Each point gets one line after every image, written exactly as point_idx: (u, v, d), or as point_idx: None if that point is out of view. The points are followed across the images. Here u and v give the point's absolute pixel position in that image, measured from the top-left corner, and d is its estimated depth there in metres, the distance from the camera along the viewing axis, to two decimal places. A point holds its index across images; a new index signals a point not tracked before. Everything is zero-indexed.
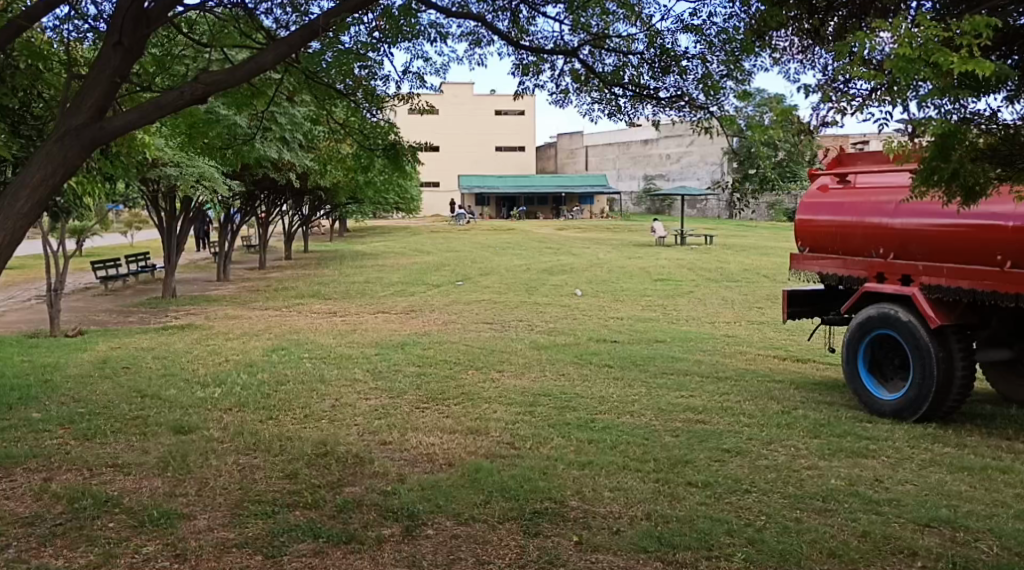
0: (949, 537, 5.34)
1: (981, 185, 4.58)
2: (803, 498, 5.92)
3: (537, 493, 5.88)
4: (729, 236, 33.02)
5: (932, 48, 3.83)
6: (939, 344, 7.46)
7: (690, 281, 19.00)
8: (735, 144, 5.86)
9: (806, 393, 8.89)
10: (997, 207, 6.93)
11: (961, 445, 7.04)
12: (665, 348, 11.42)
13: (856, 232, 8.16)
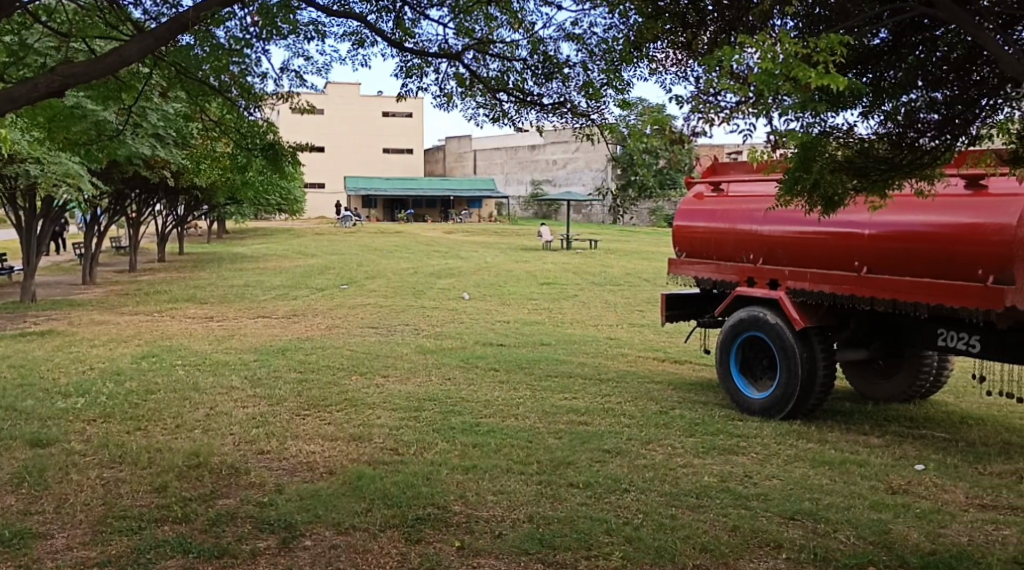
0: (811, 529, 5.61)
1: (839, 196, 4.86)
2: (678, 496, 6.13)
3: (420, 499, 5.91)
4: (614, 241, 33.74)
5: (793, 63, 3.99)
6: (803, 345, 7.83)
7: (575, 285, 19.32)
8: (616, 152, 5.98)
9: (682, 393, 9.19)
10: (855, 216, 7.34)
11: (823, 441, 7.41)
12: (550, 351, 11.58)
13: (728, 238, 8.48)
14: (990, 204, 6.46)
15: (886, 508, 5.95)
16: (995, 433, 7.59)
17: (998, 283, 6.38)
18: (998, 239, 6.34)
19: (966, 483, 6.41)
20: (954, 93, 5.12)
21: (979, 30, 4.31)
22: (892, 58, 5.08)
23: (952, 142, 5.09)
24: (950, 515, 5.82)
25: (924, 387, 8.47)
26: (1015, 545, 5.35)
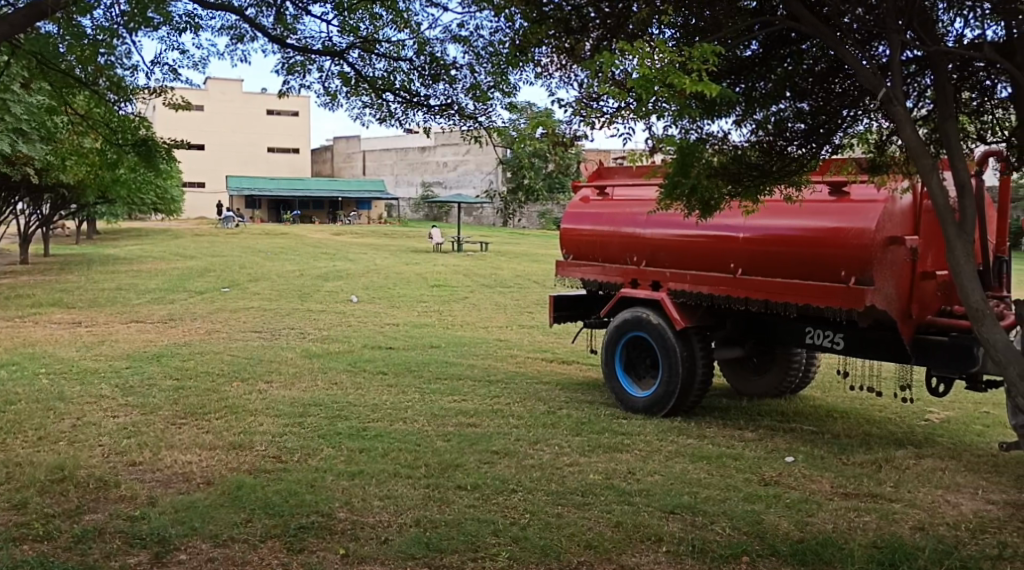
0: (689, 522, 5.76)
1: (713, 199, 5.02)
2: (564, 494, 6.21)
3: (303, 507, 5.82)
4: (504, 243, 33.93)
5: (669, 71, 4.06)
6: (683, 344, 8.07)
7: (465, 287, 19.34)
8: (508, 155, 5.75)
9: (569, 393, 9.31)
10: (729, 220, 7.59)
11: (701, 436, 7.63)
12: (439, 353, 11.56)
13: (612, 241, 8.64)
14: (853, 209, 6.77)
15: (759, 499, 6.17)
16: (858, 425, 7.97)
17: (861, 284, 6.70)
18: (861, 242, 6.65)
19: (832, 473, 6.71)
20: (818, 103, 5.30)
21: (839, 43, 4.43)
22: (763, 69, 5.23)
23: (818, 151, 5.36)
24: (817, 504, 6.08)
25: (793, 383, 8.87)
26: (875, 530, 5.62)
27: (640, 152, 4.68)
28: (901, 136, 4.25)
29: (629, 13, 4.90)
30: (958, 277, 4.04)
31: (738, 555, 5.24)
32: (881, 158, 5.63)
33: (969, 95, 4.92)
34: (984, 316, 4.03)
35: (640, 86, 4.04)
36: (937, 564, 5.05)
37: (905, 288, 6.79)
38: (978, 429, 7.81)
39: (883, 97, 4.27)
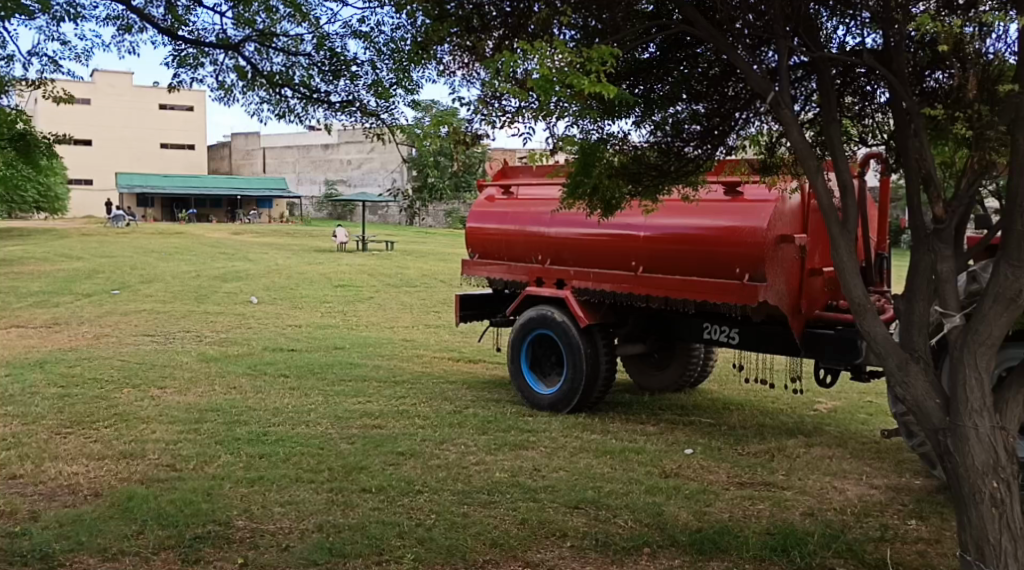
0: (593, 516, 5.83)
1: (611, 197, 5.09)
2: (470, 494, 6.21)
3: (199, 517, 5.67)
4: (409, 243, 33.74)
5: (568, 72, 3.78)
6: (587, 341, 8.16)
7: (369, 287, 19.14)
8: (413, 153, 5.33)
9: (475, 392, 9.32)
10: (631, 219, 7.70)
11: (605, 431, 7.74)
12: (343, 354, 11.43)
13: (518, 240, 8.67)
14: (747, 209, 6.96)
15: (659, 491, 6.29)
16: (753, 416, 8.20)
17: (754, 281, 6.90)
18: (754, 240, 6.85)
19: (728, 463, 6.89)
20: (713, 106, 5.39)
21: (730, 47, 4.54)
22: (661, 73, 5.29)
23: (713, 151, 5.49)
24: (715, 494, 6.24)
25: (694, 375, 9.03)
26: (768, 517, 5.79)
27: (541, 151, 4.64)
28: (789, 139, 4.38)
29: (530, 13, 4.66)
30: (841, 273, 4.13)
31: (639, 547, 5.31)
32: (772, 158, 5.79)
33: (852, 100, 5.15)
34: (866, 310, 4.07)
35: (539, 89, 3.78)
36: (825, 547, 5.23)
37: (795, 285, 7.02)
38: (863, 417, 8.13)
39: (772, 101, 4.39)
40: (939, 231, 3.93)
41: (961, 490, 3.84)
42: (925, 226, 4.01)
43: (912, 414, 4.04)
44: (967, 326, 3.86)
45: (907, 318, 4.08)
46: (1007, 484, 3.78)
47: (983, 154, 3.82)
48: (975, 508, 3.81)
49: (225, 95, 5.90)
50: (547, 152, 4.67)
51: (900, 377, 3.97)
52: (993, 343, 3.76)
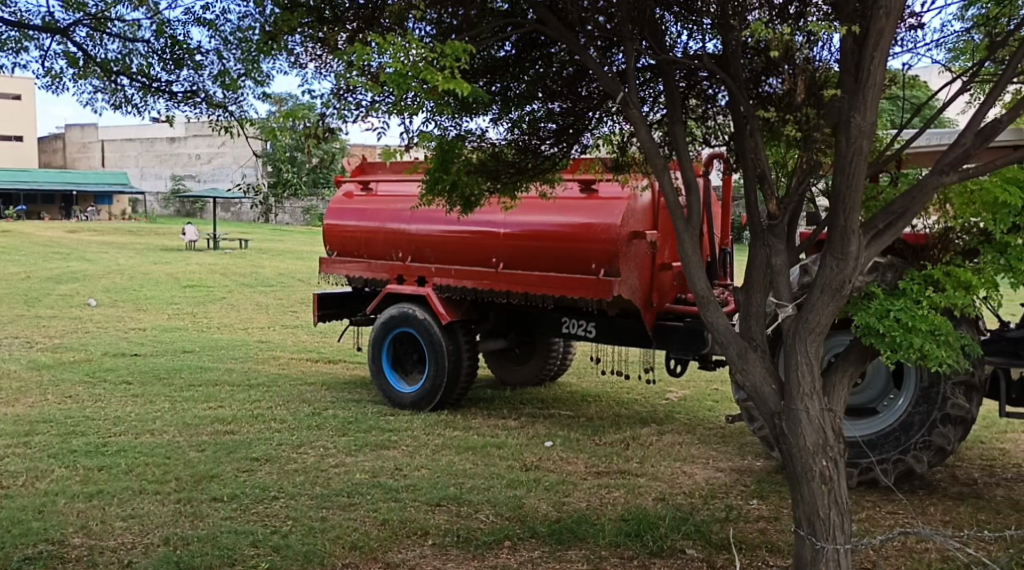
0: (454, 513, 5.89)
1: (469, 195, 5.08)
2: (328, 497, 6.15)
3: (31, 537, 5.41)
4: (264, 241, 32.94)
5: (421, 66, 3.79)
6: (449, 338, 8.23)
7: (221, 287, 18.60)
8: (264, 147, 5.30)
9: (335, 393, 9.22)
10: (490, 215, 7.77)
11: (467, 427, 7.81)
12: (192, 358, 11.09)
13: (378, 237, 8.62)
14: (601, 206, 7.16)
15: (520, 484, 6.41)
16: (609, 407, 8.45)
17: (609, 275, 7.11)
18: (609, 236, 7.06)
19: (586, 454, 7.08)
20: (567, 106, 5.48)
21: (581, 48, 4.67)
22: (516, 71, 5.30)
23: (568, 150, 5.67)
24: (572, 484, 6.41)
25: (554, 369, 9.26)
26: (622, 504, 6.00)
27: (397, 147, 4.62)
28: (638, 138, 4.54)
29: (382, 6, 4.67)
30: (686, 267, 4.34)
31: (500, 540, 5.40)
32: (623, 158, 5.96)
33: (696, 103, 5.39)
34: (709, 302, 4.30)
35: (391, 84, 3.76)
36: (675, 530, 5.46)
37: (646, 279, 7.27)
38: (711, 404, 8.53)
39: (622, 101, 4.53)
40: (773, 227, 4.19)
41: (794, 469, 4.09)
42: (759, 222, 4.27)
43: (751, 400, 4.29)
44: (798, 314, 4.14)
45: (745, 310, 4.33)
46: (835, 462, 4.05)
47: (811, 155, 4.16)
48: (806, 486, 4.06)
49: (51, 83, 5.62)
50: (402, 149, 4.65)
51: (740, 365, 4.21)
52: (820, 331, 4.04)
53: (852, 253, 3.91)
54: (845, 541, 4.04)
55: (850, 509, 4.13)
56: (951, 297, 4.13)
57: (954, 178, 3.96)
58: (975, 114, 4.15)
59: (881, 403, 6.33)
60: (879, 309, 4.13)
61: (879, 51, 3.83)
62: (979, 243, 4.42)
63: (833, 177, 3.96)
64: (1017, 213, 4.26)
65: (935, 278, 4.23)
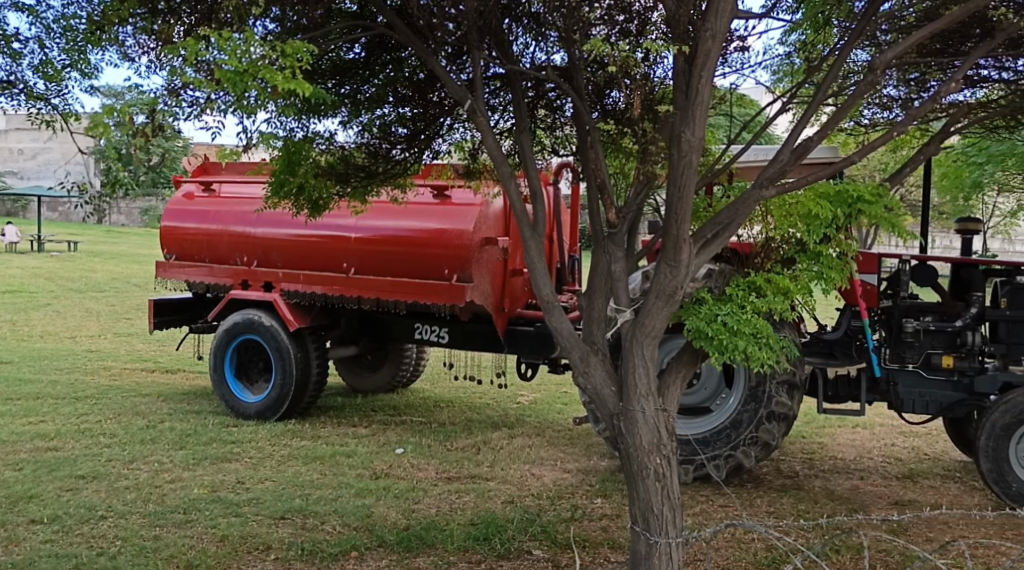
0: (299, 525, 5.82)
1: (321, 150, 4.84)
2: (162, 514, 5.96)
3: None
4: (99, 243, 31.41)
5: (259, 65, 3.75)
6: (297, 345, 8.12)
7: (48, 293, 17.64)
8: (87, 146, 5.08)
9: (173, 404, 8.91)
10: (340, 219, 7.69)
11: (315, 437, 7.72)
12: (12, 370, 10.47)
13: (221, 240, 8.35)
14: (454, 212, 7.24)
15: (369, 493, 6.39)
16: (461, 412, 8.53)
17: (461, 281, 7.19)
18: (461, 242, 7.14)
19: (436, 460, 7.14)
20: (418, 110, 5.52)
21: (429, 54, 4.68)
22: (367, 73, 5.37)
23: (420, 155, 5.69)
24: (422, 491, 6.44)
25: (406, 375, 9.26)
26: (472, 509, 6.08)
27: (234, 148, 4.53)
28: (485, 144, 4.60)
29: None
30: (531, 271, 4.46)
31: (346, 551, 5.37)
32: (475, 164, 6.06)
33: (545, 113, 5.55)
34: (553, 307, 4.42)
35: (226, 81, 3.70)
36: (522, 531, 5.59)
37: (498, 284, 7.38)
38: (560, 407, 8.74)
39: (468, 108, 4.59)
40: (612, 235, 4.45)
41: (631, 468, 4.27)
42: (600, 229, 4.49)
43: (592, 402, 4.44)
44: (635, 319, 4.32)
45: (587, 314, 4.48)
46: (668, 460, 4.25)
47: (646, 167, 4.41)
48: (641, 484, 4.24)
49: None
50: (239, 149, 4.54)
51: (582, 368, 4.36)
52: (655, 335, 4.23)
53: (684, 261, 4.12)
54: (676, 535, 4.23)
55: (681, 505, 4.34)
56: (771, 302, 4.52)
57: (773, 191, 4.24)
58: (793, 134, 4.50)
59: (715, 401, 6.67)
60: (708, 313, 4.51)
61: (706, 72, 4.05)
62: (795, 252, 4.82)
63: (666, 188, 4.16)
64: (829, 226, 4.68)
65: (757, 284, 4.61)
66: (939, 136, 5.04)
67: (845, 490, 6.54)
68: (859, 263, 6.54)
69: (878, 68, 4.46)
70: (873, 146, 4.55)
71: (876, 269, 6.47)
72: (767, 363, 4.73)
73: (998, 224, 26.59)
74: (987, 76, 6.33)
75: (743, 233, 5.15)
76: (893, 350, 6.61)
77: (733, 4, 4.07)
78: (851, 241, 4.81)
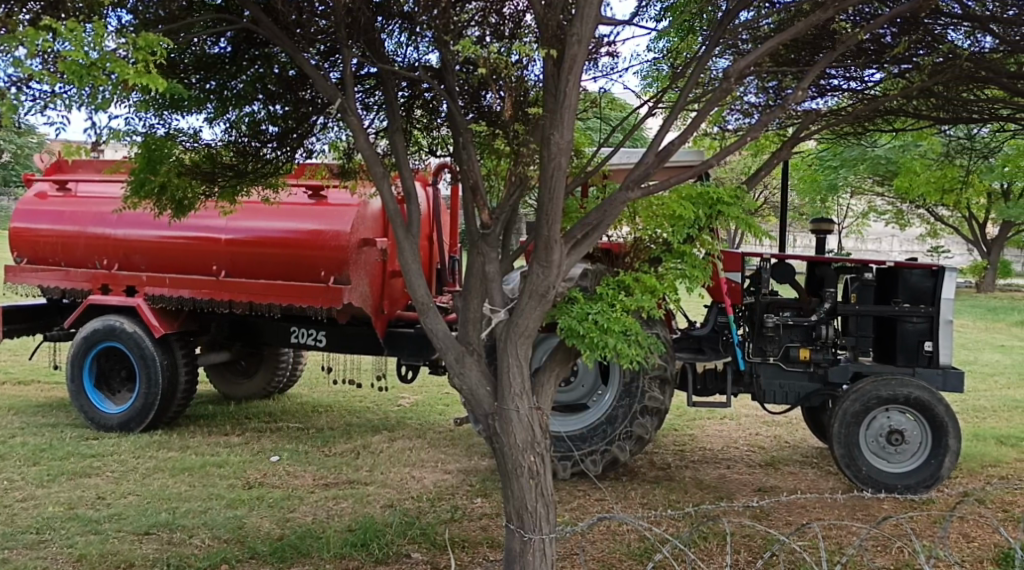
0: (165, 540, 5.60)
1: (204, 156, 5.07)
2: (11, 536, 5.61)
3: None
4: None
5: (109, 58, 3.61)
6: (164, 352, 7.81)
7: None
8: None
9: (25, 417, 8.40)
10: (208, 220, 7.44)
11: (184, 447, 7.43)
12: None
13: (78, 242, 7.91)
14: (330, 212, 7.12)
15: (241, 504, 6.20)
16: (339, 417, 8.39)
17: (338, 283, 7.07)
18: (337, 243, 7.02)
19: (313, 466, 7.00)
20: (289, 108, 5.37)
21: (296, 51, 4.57)
22: (233, 69, 5.16)
23: (292, 154, 5.57)
24: (297, 499, 6.31)
25: (282, 381, 9.05)
26: (349, 515, 5.99)
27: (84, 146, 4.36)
28: (357, 145, 4.54)
29: None
30: (405, 272, 4.45)
31: (218, 564, 5.20)
32: (350, 164, 5.97)
33: (422, 113, 5.55)
34: (428, 309, 4.44)
35: (72, 74, 3.53)
36: (401, 535, 5.55)
37: (376, 285, 7.29)
38: (441, 408, 8.73)
39: (339, 107, 4.50)
40: (486, 236, 4.45)
41: (505, 466, 4.32)
42: (473, 229, 4.50)
43: (467, 403, 4.47)
44: (509, 319, 4.38)
45: (463, 316, 4.51)
46: (541, 457, 4.33)
47: (520, 169, 4.51)
48: (516, 482, 4.31)
49: None
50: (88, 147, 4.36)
51: (457, 369, 4.39)
52: (529, 335, 4.29)
53: (556, 260, 4.21)
54: (550, 531, 4.32)
55: (554, 501, 4.43)
56: (640, 301, 4.74)
57: (640, 194, 4.36)
58: (657, 137, 4.67)
59: (592, 398, 6.80)
60: (580, 312, 4.62)
61: (573, 76, 4.14)
62: (662, 252, 5.05)
63: (537, 191, 4.24)
64: (692, 227, 4.98)
65: (626, 284, 4.82)
66: (792, 137, 5.30)
67: (712, 479, 6.80)
68: (724, 262, 6.73)
69: (733, 76, 4.69)
70: (729, 149, 4.83)
71: (740, 267, 6.66)
72: (638, 359, 4.88)
73: (849, 224, 28.15)
74: (837, 85, 6.70)
75: (613, 233, 5.32)
76: (756, 344, 6.87)
77: (598, 7, 4.19)
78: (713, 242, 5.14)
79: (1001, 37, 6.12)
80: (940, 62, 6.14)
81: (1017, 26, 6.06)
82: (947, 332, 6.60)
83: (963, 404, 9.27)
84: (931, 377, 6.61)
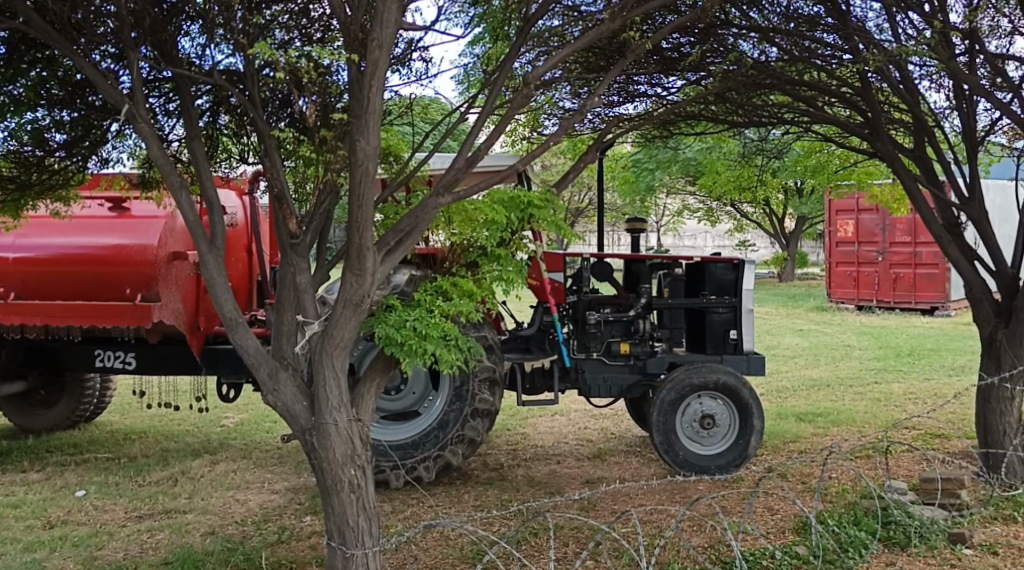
0: None
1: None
2: None
3: None
4: None
5: None
6: None
7: None
8: None
9: None
10: None
11: None
12: None
13: None
14: (133, 225, 6.76)
15: (41, 546, 5.69)
16: (154, 443, 7.91)
17: (146, 300, 6.63)
18: (143, 258, 6.61)
19: (125, 498, 6.55)
20: (78, 116, 4.93)
21: (76, 55, 4.15)
22: (9, 73, 4.65)
23: (82, 162, 5.16)
24: (107, 535, 5.87)
25: (88, 410, 8.43)
26: (165, 547, 5.63)
27: None
28: (150, 153, 4.16)
29: None
30: (210, 288, 4.23)
31: None
32: (150, 172, 5.59)
33: (228, 121, 5.30)
34: (236, 324, 4.24)
35: None
36: (223, 563, 5.26)
37: (190, 301, 6.91)
38: (267, 426, 8.40)
39: (128, 114, 4.15)
40: (295, 245, 4.32)
41: (324, 483, 4.20)
42: (282, 239, 4.34)
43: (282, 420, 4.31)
44: (323, 331, 4.26)
45: (275, 330, 4.35)
46: (362, 470, 4.24)
47: (329, 176, 4.37)
48: (337, 497, 4.19)
49: None
50: None
51: (270, 385, 4.21)
52: (344, 346, 4.19)
53: (369, 269, 4.10)
54: (373, 545, 4.23)
55: (377, 513, 4.34)
56: (457, 305, 4.63)
57: (450, 199, 4.40)
58: (467, 138, 4.65)
59: (422, 405, 6.73)
60: (398, 320, 4.52)
61: (377, 81, 4.04)
62: (478, 256, 4.98)
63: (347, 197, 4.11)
64: (505, 230, 4.96)
65: (444, 288, 4.72)
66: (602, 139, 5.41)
67: (543, 475, 6.90)
68: (547, 263, 6.94)
69: (532, 81, 4.74)
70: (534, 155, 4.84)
71: (561, 267, 6.90)
72: (457, 363, 4.75)
73: (657, 221, 29.46)
74: (643, 91, 6.95)
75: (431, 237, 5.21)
76: (579, 341, 7.04)
77: (398, 12, 4.10)
78: (525, 244, 5.13)
79: (784, 49, 6.37)
80: (732, 69, 6.39)
81: (799, 37, 6.37)
82: (748, 320, 7.06)
83: (770, 386, 9.87)
84: (737, 363, 7.02)
